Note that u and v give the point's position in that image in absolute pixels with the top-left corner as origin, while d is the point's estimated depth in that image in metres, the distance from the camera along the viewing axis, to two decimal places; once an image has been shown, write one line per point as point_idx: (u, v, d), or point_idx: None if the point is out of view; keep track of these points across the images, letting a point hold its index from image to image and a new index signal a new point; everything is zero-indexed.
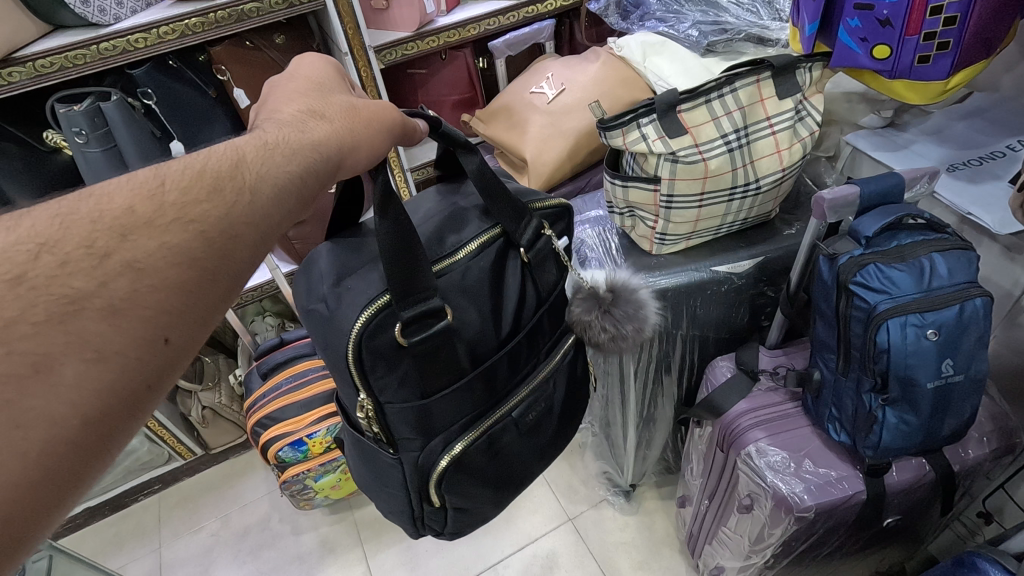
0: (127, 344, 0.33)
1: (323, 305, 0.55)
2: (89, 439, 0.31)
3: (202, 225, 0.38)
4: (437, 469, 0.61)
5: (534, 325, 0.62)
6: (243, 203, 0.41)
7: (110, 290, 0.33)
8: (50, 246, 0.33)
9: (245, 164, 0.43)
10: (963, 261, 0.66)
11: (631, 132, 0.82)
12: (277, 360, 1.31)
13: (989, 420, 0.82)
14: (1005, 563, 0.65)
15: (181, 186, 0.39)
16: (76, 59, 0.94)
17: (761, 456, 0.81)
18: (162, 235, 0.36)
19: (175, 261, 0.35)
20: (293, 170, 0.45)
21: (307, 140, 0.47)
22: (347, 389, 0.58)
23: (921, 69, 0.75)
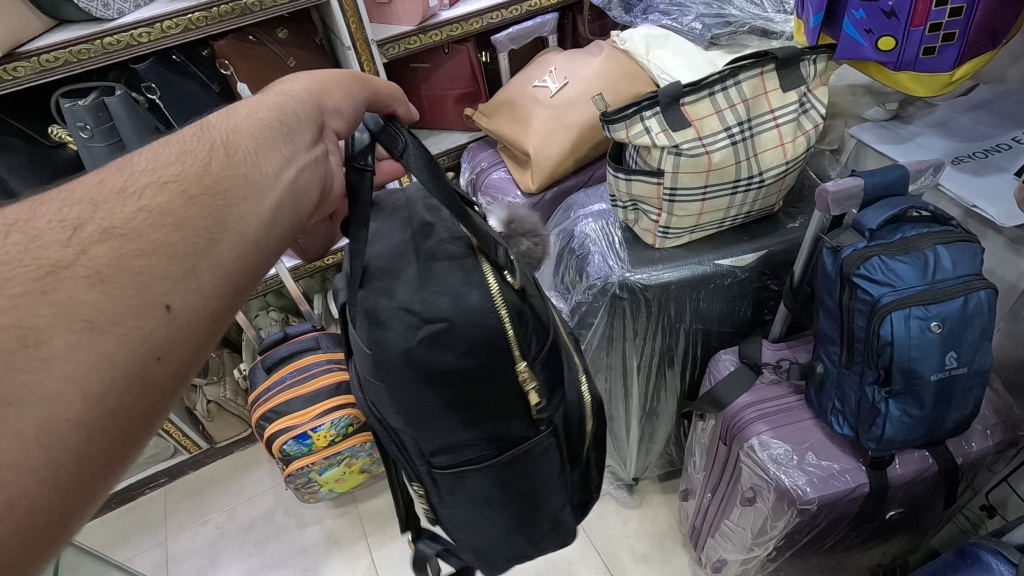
0: (120, 313, 0.32)
1: (442, 319, 0.49)
2: (92, 414, 0.30)
3: (180, 182, 0.39)
4: (582, 402, 0.63)
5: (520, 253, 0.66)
6: (223, 155, 0.42)
7: (88, 257, 0.33)
8: (19, 224, 0.35)
9: (211, 127, 0.45)
10: (968, 253, 0.66)
11: (635, 125, 0.82)
12: (281, 354, 1.32)
13: (993, 413, 0.82)
14: (1009, 554, 0.65)
15: (152, 160, 0.41)
16: (81, 53, 0.94)
17: (764, 449, 0.81)
18: (141, 199, 0.37)
19: (162, 222, 0.37)
20: (270, 119, 0.46)
21: (279, 96, 0.49)
22: (488, 399, 0.54)
23: (927, 62, 0.75)
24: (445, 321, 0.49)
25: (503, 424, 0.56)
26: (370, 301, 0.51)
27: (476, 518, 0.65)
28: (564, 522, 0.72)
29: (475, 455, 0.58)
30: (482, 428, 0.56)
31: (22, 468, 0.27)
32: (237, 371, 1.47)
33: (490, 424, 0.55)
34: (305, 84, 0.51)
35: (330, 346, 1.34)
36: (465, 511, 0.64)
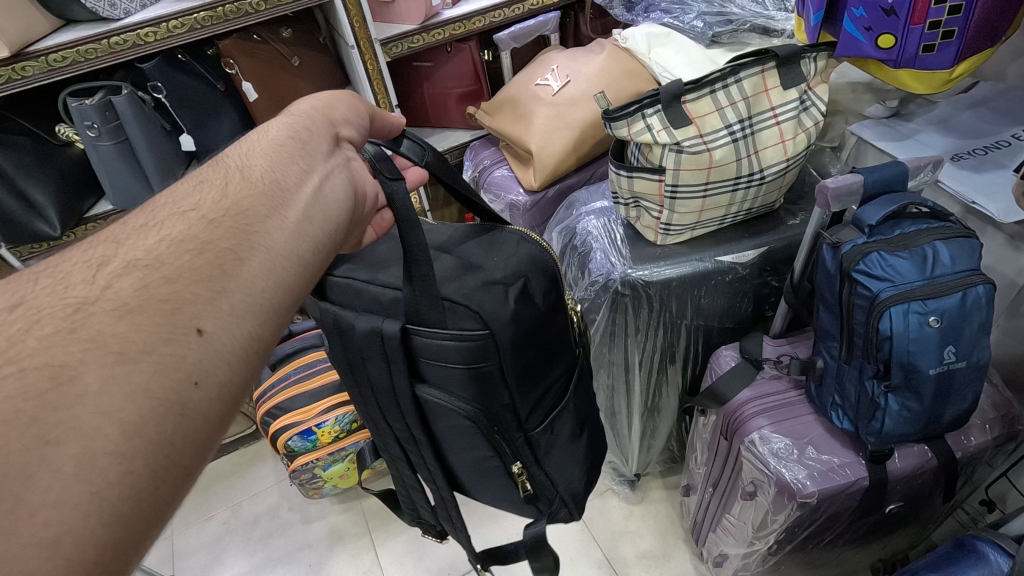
0: (151, 342, 0.35)
1: (518, 276, 0.63)
2: (130, 444, 0.32)
3: (200, 211, 0.44)
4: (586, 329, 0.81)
5: None
6: (241, 180, 0.47)
7: (113, 292, 0.37)
8: (45, 271, 0.38)
9: (226, 158, 0.51)
10: (965, 249, 0.67)
11: (637, 123, 0.82)
12: (286, 351, 1.34)
13: (992, 407, 0.82)
14: (1005, 545, 0.66)
15: (174, 195, 0.46)
16: (88, 53, 0.95)
17: (764, 443, 0.82)
18: (163, 230, 0.42)
19: (184, 248, 0.40)
20: (280, 141, 0.53)
21: (285, 121, 0.56)
22: (555, 333, 0.68)
23: (926, 59, 0.75)
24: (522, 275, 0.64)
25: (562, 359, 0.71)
26: (462, 291, 0.61)
27: (561, 455, 0.77)
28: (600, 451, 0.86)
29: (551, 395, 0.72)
30: (555, 361, 0.70)
31: (66, 498, 0.30)
32: None
33: (558, 353, 0.70)
34: (307, 105, 0.58)
35: None
36: (553, 450, 0.76)
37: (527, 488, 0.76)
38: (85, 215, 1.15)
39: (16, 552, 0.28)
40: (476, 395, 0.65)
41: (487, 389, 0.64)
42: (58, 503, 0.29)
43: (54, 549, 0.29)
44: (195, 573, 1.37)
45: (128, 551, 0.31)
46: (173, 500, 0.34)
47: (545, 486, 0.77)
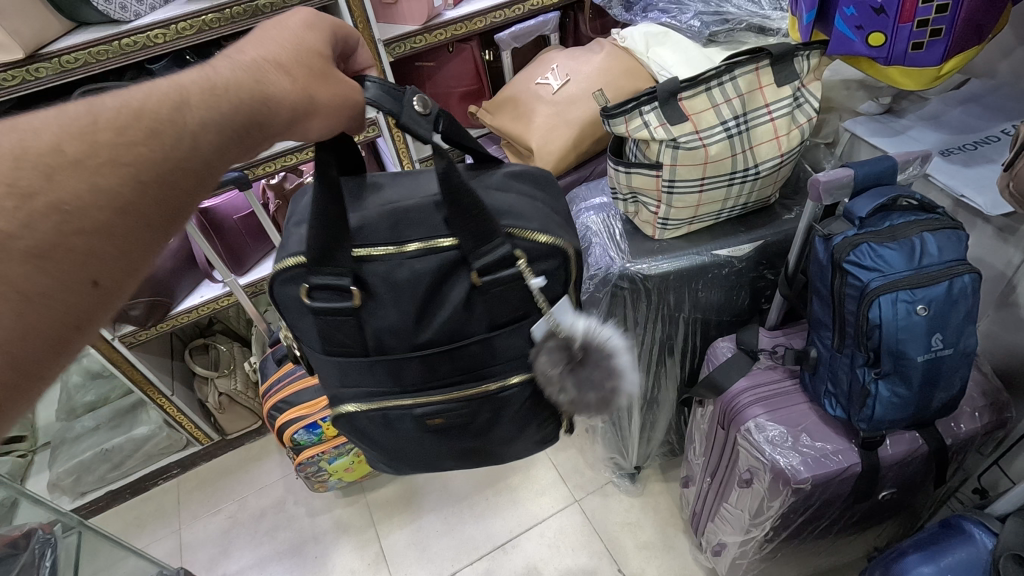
0: (52, 288, 0.34)
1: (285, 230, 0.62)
2: (15, 375, 0.32)
3: (137, 167, 0.38)
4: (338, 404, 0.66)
5: (466, 346, 0.59)
6: (190, 145, 0.41)
7: (35, 233, 0.33)
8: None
9: (189, 108, 0.41)
10: (953, 240, 0.69)
11: (634, 120, 0.85)
12: (291, 347, 1.36)
13: (981, 395, 0.85)
14: (990, 524, 0.69)
15: (115, 123, 0.38)
16: (99, 54, 0.97)
17: (760, 431, 0.84)
18: (92, 174, 0.36)
19: (106, 204, 0.36)
20: (237, 120, 0.43)
21: (259, 92, 0.44)
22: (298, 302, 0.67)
23: (915, 56, 0.78)
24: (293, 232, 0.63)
25: None
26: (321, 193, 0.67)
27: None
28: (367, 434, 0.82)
29: None
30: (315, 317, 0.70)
31: None
32: (249, 363, 1.52)
33: None
34: (298, 92, 0.46)
35: None
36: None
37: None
38: None
39: None
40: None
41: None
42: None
43: None
44: (202, 564, 1.40)
45: None
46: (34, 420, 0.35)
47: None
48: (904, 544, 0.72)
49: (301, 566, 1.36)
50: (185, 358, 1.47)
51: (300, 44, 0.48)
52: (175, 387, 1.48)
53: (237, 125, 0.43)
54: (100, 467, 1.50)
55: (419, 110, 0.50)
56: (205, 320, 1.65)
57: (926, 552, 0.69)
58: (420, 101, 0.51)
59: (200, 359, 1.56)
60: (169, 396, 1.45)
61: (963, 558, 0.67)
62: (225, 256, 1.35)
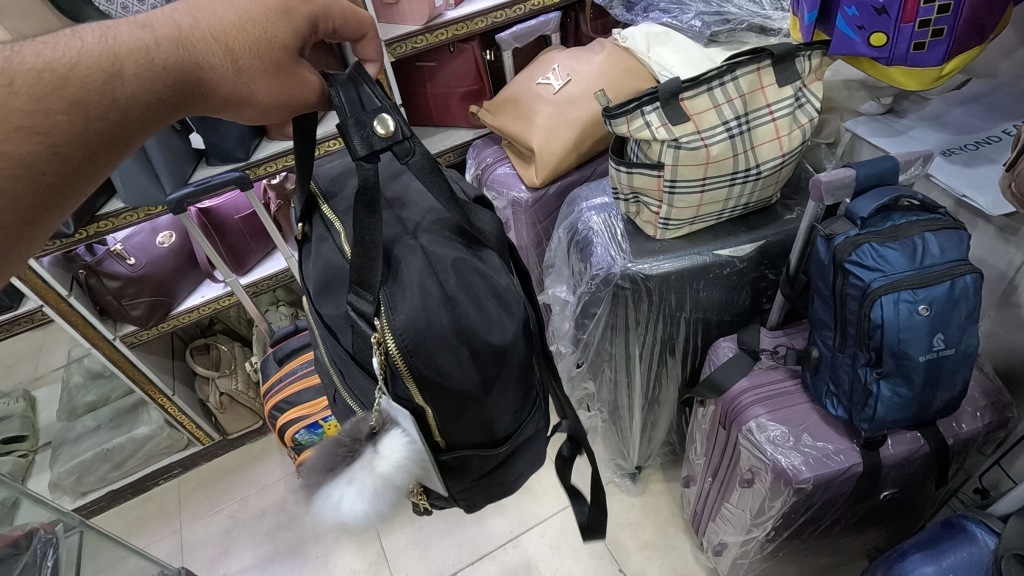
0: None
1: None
2: None
3: (52, 139, 0.37)
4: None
5: (345, 354, 0.59)
6: (114, 117, 0.40)
7: None
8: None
9: (120, 79, 0.40)
10: (954, 240, 0.69)
11: (636, 120, 0.85)
12: (292, 347, 1.36)
13: (982, 395, 0.85)
14: (993, 525, 0.69)
15: (33, 89, 0.37)
16: None
17: (761, 431, 0.84)
18: (6, 144, 0.36)
19: (14, 175, 0.36)
20: (165, 98, 0.43)
21: (191, 70, 0.43)
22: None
23: (917, 56, 0.78)
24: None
25: None
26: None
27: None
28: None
29: None
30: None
31: None
32: (250, 363, 1.52)
33: None
34: (231, 76, 0.45)
35: None
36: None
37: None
38: (99, 211, 1.15)
39: None
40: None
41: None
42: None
43: None
44: (204, 564, 1.40)
45: None
46: None
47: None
48: (906, 544, 0.72)
49: (302, 565, 1.36)
50: (186, 358, 1.47)
51: (262, 29, 0.45)
52: (175, 387, 1.48)
53: (166, 101, 0.43)
54: (101, 467, 1.49)
55: (376, 133, 0.45)
56: (206, 320, 1.65)
57: (927, 552, 0.69)
58: (382, 123, 0.45)
59: (201, 359, 1.56)
60: (169, 395, 1.45)
61: (965, 558, 0.67)
62: (226, 256, 1.35)
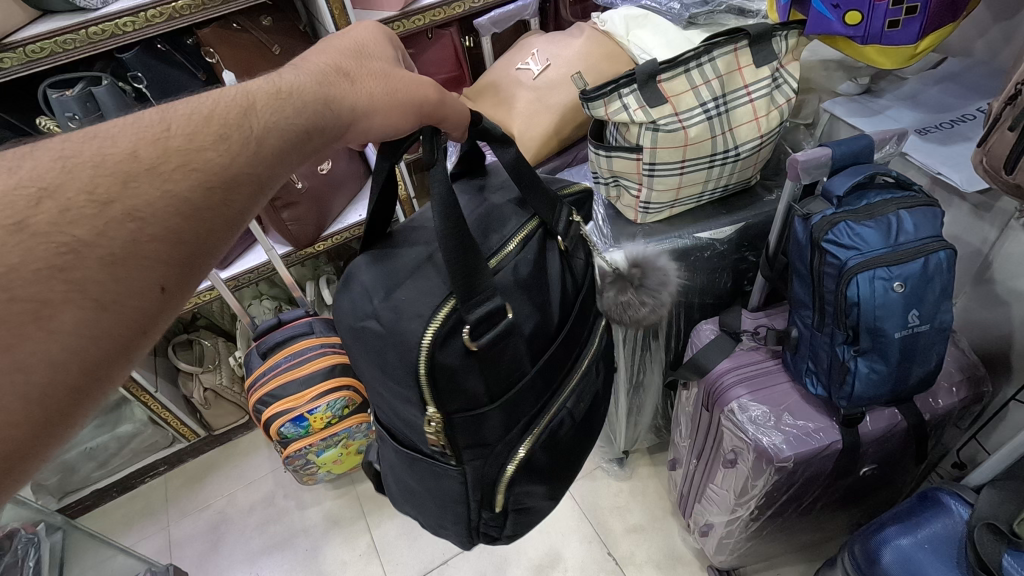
0: (125, 293, 0.32)
1: (383, 324, 0.53)
2: (88, 382, 0.31)
3: (204, 172, 0.37)
4: (505, 475, 0.59)
5: (577, 314, 0.63)
6: (255, 149, 0.40)
7: (109, 239, 0.32)
8: (51, 191, 0.32)
9: (255, 113, 0.42)
10: (928, 216, 0.69)
11: (613, 103, 0.84)
12: (275, 340, 1.33)
13: (958, 369, 0.86)
14: (965, 496, 0.70)
15: (186, 130, 0.38)
16: (66, 43, 0.95)
17: (743, 411, 0.85)
18: (163, 180, 0.35)
19: (176, 211, 0.35)
20: (301, 123, 0.45)
21: (323, 95, 0.47)
22: (398, 406, 0.57)
23: (892, 34, 0.79)
24: (382, 326, 0.53)
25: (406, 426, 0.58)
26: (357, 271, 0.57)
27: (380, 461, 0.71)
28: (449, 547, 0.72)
29: (393, 426, 0.62)
30: (397, 421, 0.60)
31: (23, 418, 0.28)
32: (234, 358, 1.50)
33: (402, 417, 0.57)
34: (351, 92, 0.49)
35: (325, 330, 1.36)
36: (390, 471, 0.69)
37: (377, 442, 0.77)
38: None
39: None
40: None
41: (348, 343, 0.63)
42: (17, 425, 0.28)
43: None
44: (193, 560, 1.39)
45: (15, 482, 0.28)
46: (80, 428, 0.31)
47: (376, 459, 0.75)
48: (883, 516, 0.73)
49: (292, 558, 1.36)
50: (167, 354, 1.45)
51: (362, 57, 0.53)
52: (158, 383, 1.46)
53: (301, 129, 0.44)
54: (86, 466, 1.49)
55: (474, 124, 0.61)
56: (188, 315, 1.63)
57: (903, 525, 0.70)
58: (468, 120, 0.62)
59: (184, 355, 1.54)
60: (152, 392, 1.43)
61: (940, 529, 0.69)
62: None
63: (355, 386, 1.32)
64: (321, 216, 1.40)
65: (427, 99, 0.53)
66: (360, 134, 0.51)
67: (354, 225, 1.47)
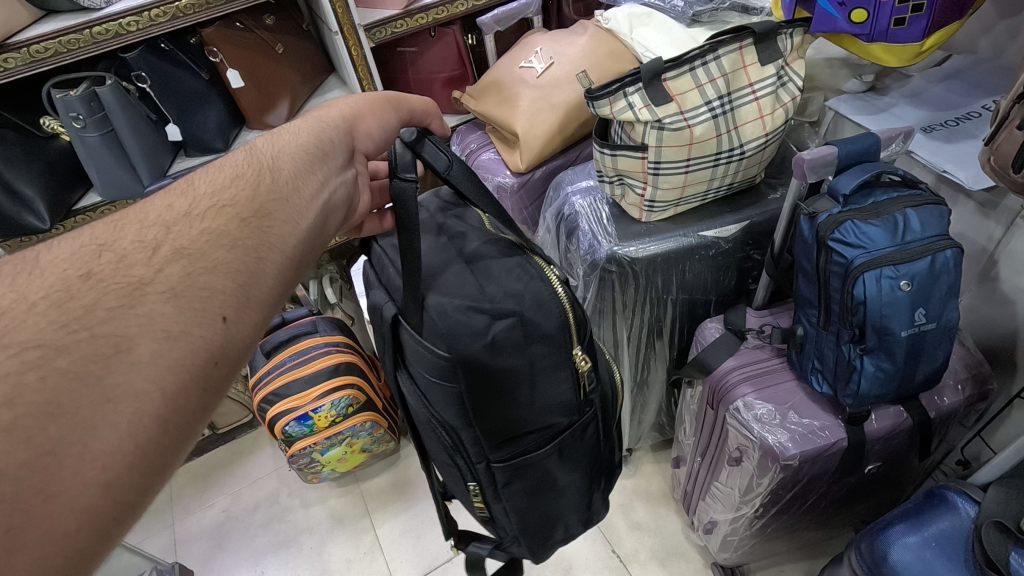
0: (191, 323, 0.35)
1: (512, 312, 0.58)
2: (170, 411, 0.33)
3: (236, 207, 0.42)
4: (615, 385, 0.72)
5: None
6: (274, 175, 0.46)
7: (164, 276, 0.36)
8: (109, 245, 0.37)
9: (265, 154, 0.48)
10: (935, 215, 0.69)
11: (619, 101, 0.84)
12: (280, 339, 1.34)
13: (963, 367, 0.86)
14: (973, 493, 0.70)
15: (211, 181, 0.44)
16: (71, 43, 0.95)
17: (748, 410, 0.85)
18: (202, 221, 0.40)
19: (220, 243, 0.39)
20: (306, 150, 0.50)
21: (316, 122, 0.55)
22: (542, 388, 0.61)
23: (898, 32, 0.79)
24: (514, 315, 0.58)
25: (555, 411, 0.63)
26: (443, 308, 0.57)
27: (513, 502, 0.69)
28: (592, 503, 0.77)
29: (531, 437, 0.64)
30: (534, 418, 0.63)
31: (119, 448, 0.31)
32: None
33: (545, 402, 0.62)
34: (337, 112, 0.56)
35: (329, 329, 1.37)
36: (526, 490, 0.68)
37: (485, 512, 0.72)
38: (75, 207, 1.13)
39: (77, 490, 0.29)
40: (438, 410, 0.59)
41: (448, 411, 0.59)
42: (112, 453, 0.31)
43: (65, 499, 0.29)
44: (198, 559, 1.40)
45: (123, 510, 0.31)
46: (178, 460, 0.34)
47: (498, 514, 0.71)
48: (889, 515, 0.73)
49: (297, 556, 1.37)
50: None
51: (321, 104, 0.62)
52: None
53: (308, 156, 0.50)
54: None
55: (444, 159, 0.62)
56: None
57: (910, 523, 0.70)
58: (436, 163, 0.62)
59: None
60: None
61: (946, 527, 0.69)
62: None
63: (359, 385, 1.32)
64: None
65: (389, 102, 0.60)
66: (365, 139, 0.58)
67: None
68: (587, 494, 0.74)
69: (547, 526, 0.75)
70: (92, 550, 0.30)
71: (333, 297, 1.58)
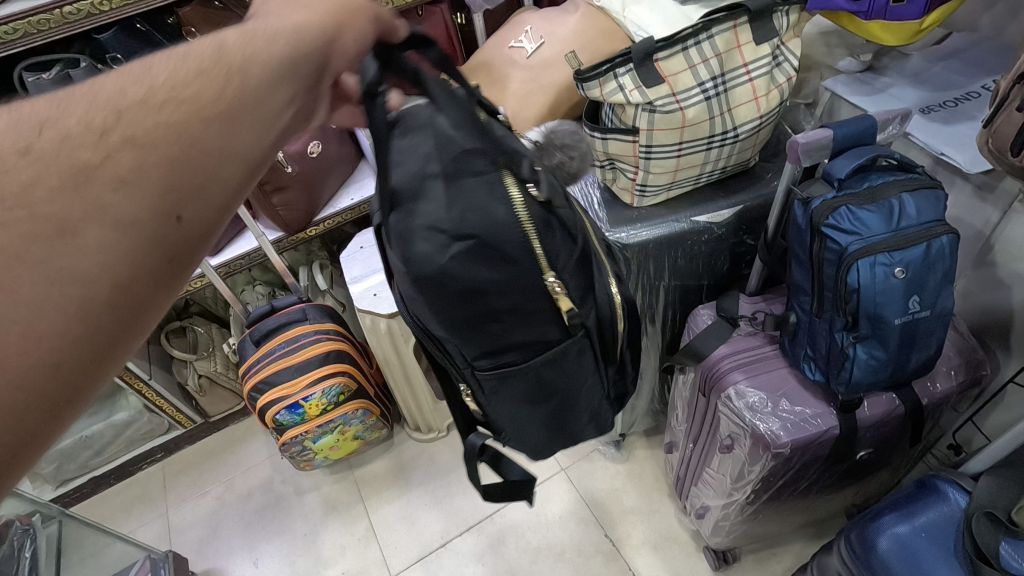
0: (141, 214, 0.34)
1: (472, 236, 0.54)
2: (119, 298, 0.33)
3: (192, 104, 0.38)
4: (614, 312, 0.66)
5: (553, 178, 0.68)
6: (238, 81, 0.40)
7: (116, 162, 0.34)
8: (51, 122, 0.35)
9: (226, 51, 0.42)
10: (931, 199, 0.68)
11: (609, 83, 0.81)
12: (268, 327, 1.32)
13: (957, 353, 0.85)
14: (963, 483, 0.70)
15: (167, 72, 0.38)
16: (40, 24, 0.91)
17: (740, 398, 0.84)
18: (153, 115, 0.36)
19: (174, 135, 0.36)
20: (280, 56, 0.44)
21: (289, 30, 0.46)
22: (518, 310, 0.59)
23: (896, 9, 0.77)
24: (475, 238, 0.54)
25: (531, 333, 0.62)
26: (402, 227, 0.54)
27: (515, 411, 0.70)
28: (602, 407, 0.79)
29: (511, 356, 0.64)
30: (508, 338, 0.62)
31: (68, 331, 0.31)
32: (227, 344, 1.49)
33: (521, 320, 0.60)
34: (315, 16, 0.48)
35: (318, 317, 1.35)
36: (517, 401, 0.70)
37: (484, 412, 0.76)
38: None
39: (18, 367, 0.30)
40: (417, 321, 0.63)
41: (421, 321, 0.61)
42: (59, 334, 0.31)
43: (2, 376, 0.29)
44: (192, 546, 1.40)
45: (71, 392, 0.32)
46: (133, 348, 0.35)
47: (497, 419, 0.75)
48: (878, 504, 0.73)
49: (291, 543, 1.37)
50: (160, 342, 1.44)
51: None
52: (152, 370, 1.45)
53: (282, 64, 0.44)
54: (82, 454, 1.48)
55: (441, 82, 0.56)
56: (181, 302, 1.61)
57: (899, 513, 0.70)
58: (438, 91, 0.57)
59: (178, 342, 1.53)
60: (146, 380, 1.42)
61: (936, 518, 0.68)
62: None
63: (350, 373, 1.31)
64: (311, 201, 1.39)
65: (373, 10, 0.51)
66: (344, 58, 0.49)
67: (346, 209, 1.45)
68: (589, 407, 0.75)
69: (548, 435, 0.77)
70: (30, 435, 0.31)
71: (324, 284, 1.56)
